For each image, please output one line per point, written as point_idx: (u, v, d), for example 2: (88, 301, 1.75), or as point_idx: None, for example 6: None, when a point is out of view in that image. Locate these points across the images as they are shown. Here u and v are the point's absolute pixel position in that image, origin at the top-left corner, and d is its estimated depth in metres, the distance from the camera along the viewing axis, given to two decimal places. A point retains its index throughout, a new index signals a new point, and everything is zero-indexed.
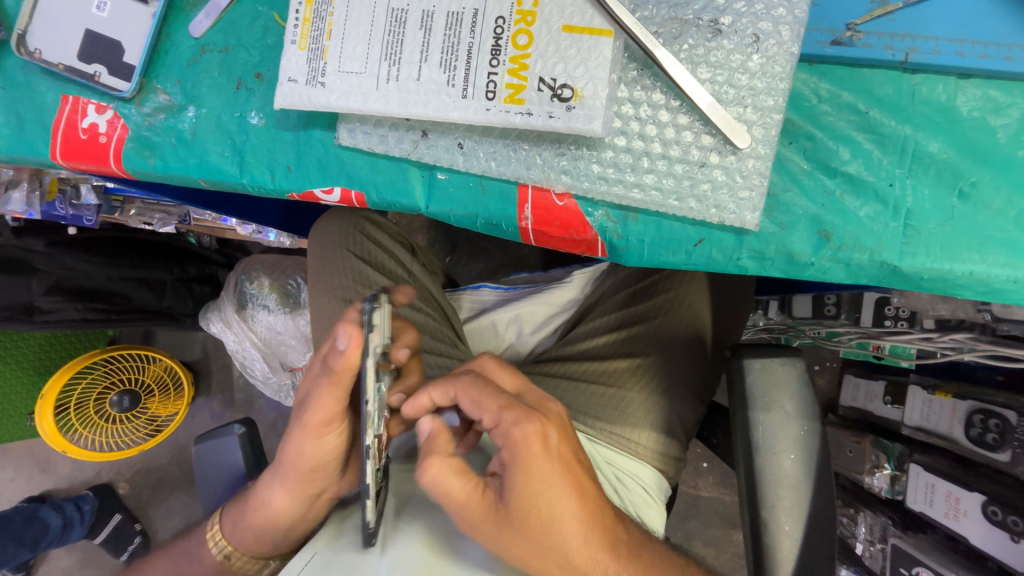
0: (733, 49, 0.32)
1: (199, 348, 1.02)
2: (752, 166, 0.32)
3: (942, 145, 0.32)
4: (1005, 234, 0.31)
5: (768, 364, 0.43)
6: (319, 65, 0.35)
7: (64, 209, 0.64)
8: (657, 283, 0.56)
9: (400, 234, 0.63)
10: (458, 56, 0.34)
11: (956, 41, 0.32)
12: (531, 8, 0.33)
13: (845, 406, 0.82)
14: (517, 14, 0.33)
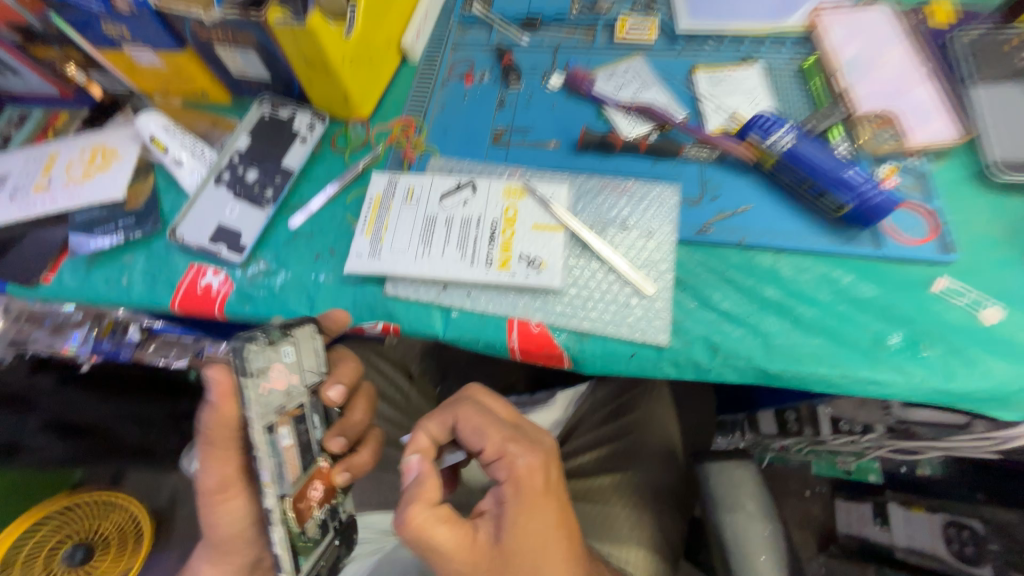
0: (636, 238, 0.54)
1: (167, 495, 1.04)
2: (659, 304, 0.50)
3: (776, 290, 0.51)
4: (828, 345, 0.48)
5: (726, 468, 0.59)
6: (377, 245, 0.54)
7: (108, 346, 0.74)
8: (629, 404, 0.71)
9: (400, 363, 0.84)
10: (468, 240, 0.53)
11: (768, 232, 0.54)
12: (514, 215, 0.54)
13: (844, 534, 0.97)
14: (505, 218, 0.54)
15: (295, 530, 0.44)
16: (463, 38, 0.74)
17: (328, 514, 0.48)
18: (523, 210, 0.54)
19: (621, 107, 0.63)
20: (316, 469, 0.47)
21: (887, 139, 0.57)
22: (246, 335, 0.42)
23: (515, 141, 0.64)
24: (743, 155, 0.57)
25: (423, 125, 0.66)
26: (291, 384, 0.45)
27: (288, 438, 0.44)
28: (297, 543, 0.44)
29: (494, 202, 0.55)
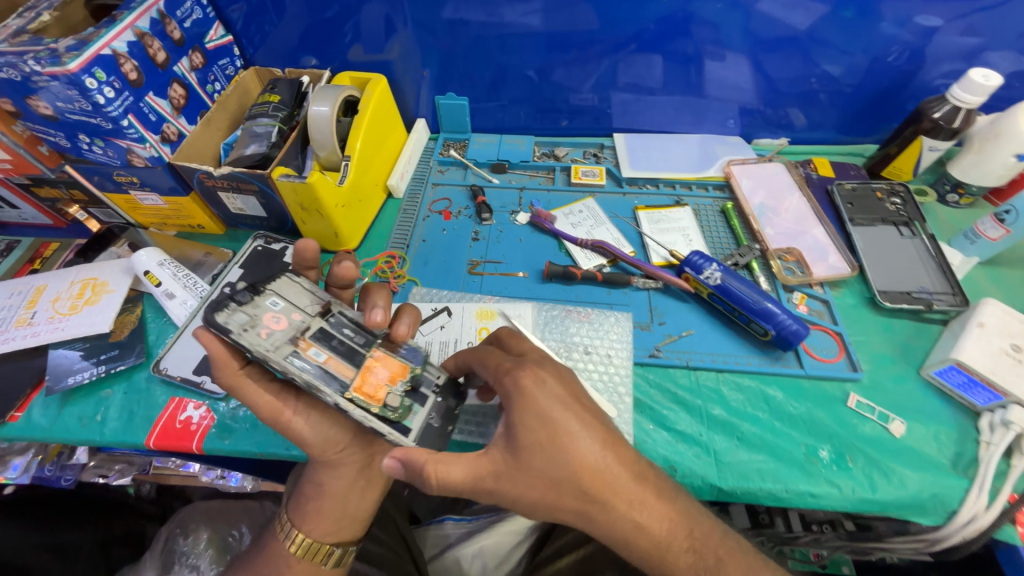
0: (597, 362, 0.61)
1: None
2: (621, 426, 0.56)
3: (722, 409, 0.58)
4: (770, 461, 0.54)
5: None
6: None
7: (52, 471, 0.76)
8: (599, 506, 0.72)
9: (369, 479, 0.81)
10: None
11: (711, 355, 0.62)
12: (487, 333, 0.63)
13: None
14: (481, 337, 0.62)
15: (375, 408, 0.42)
16: (442, 179, 0.85)
17: (413, 395, 0.45)
18: (494, 326, 0.64)
19: (579, 242, 0.73)
20: (370, 359, 0.44)
21: (799, 271, 0.68)
22: (259, 282, 0.44)
23: (488, 271, 0.72)
24: (682, 286, 0.67)
25: (406, 257, 0.73)
26: (292, 320, 0.43)
27: (330, 324, 0.45)
28: (382, 416, 0.43)
29: (468, 323, 0.64)
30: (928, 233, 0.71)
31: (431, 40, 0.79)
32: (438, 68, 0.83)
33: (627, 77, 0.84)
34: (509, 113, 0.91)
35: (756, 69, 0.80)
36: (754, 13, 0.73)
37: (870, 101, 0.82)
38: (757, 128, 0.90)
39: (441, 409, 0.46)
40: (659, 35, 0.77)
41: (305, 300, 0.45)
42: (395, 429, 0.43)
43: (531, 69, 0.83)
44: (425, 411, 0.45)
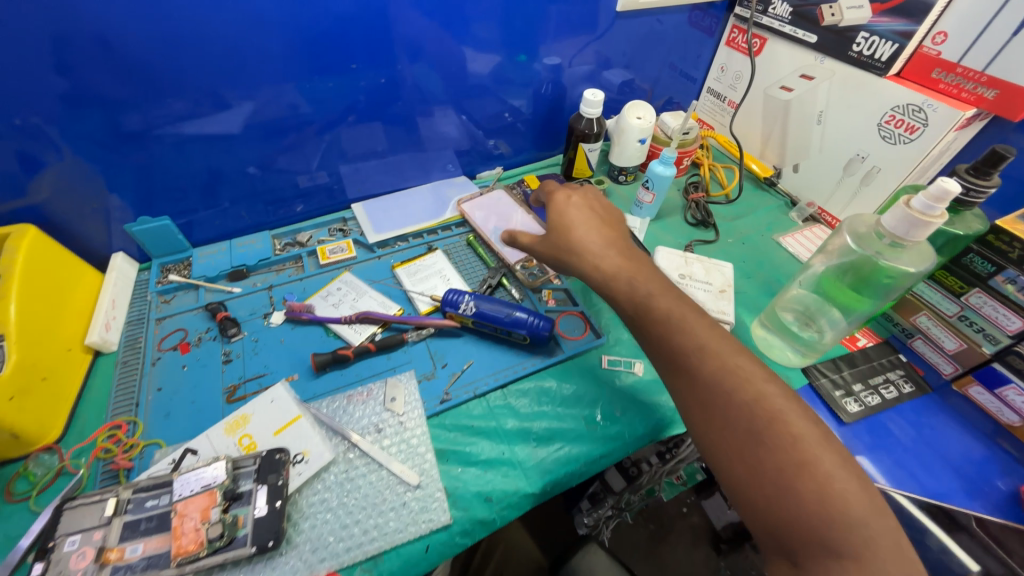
0: (391, 432, 0.59)
1: None
2: (430, 484, 0.55)
3: (514, 421, 0.63)
4: (565, 445, 0.60)
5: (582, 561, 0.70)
6: None
7: None
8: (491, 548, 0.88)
9: None
10: None
11: (493, 374, 0.67)
12: (250, 442, 0.57)
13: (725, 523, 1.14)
14: (245, 447, 0.57)
15: (200, 552, 0.48)
16: (167, 310, 0.73)
17: (235, 505, 0.51)
18: (254, 430, 0.58)
19: (344, 321, 0.71)
20: (176, 515, 0.49)
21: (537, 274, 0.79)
22: (45, 542, 0.48)
23: (250, 392, 0.64)
24: (450, 325, 0.71)
25: (138, 419, 0.60)
26: (93, 544, 0.48)
27: (130, 517, 0.50)
28: (213, 549, 0.48)
29: (222, 447, 0.56)
30: None
31: (116, 158, 0.68)
32: (135, 188, 0.72)
33: (353, 146, 0.86)
34: (232, 216, 0.84)
35: (461, 114, 0.92)
36: (441, 73, 0.83)
37: (546, 121, 1.03)
38: (476, 165, 1.04)
39: (269, 489, 0.52)
40: (366, 106, 0.81)
41: (84, 521, 0.50)
42: (228, 552, 0.48)
43: (251, 165, 0.79)
44: (250, 506, 0.51)
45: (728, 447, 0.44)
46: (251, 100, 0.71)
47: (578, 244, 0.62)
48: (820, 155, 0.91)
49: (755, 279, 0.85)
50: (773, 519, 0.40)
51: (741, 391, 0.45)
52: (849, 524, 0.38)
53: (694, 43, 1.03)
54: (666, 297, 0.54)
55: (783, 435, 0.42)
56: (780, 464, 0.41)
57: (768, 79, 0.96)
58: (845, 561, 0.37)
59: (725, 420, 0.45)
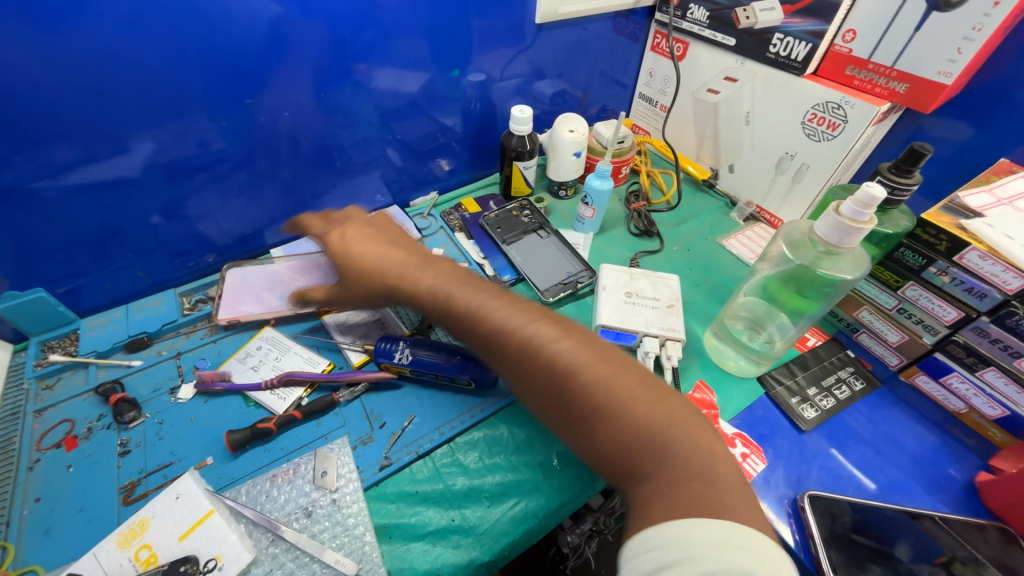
0: (323, 515, 0.52)
1: None
2: (370, 572, 0.49)
3: (463, 479, 0.57)
4: (522, 499, 0.55)
5: None
6: None
7: None
8: None
9: None
10: None
11: (437, 427, 0.61)
12: (149, 554, 0.48)
13: None
14: (143, 562, 0.48)
15: None
16: (50, 398, 0.63)
17: None
18: (154, 539, 0.49)
19: (264, 386, 0.63)
20: None
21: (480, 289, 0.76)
22: None
23: (154, 487, 0.55)
24: (386, 376, 0.64)
25: (8, 543, 0.50)
26: None
27: None
28: None
29: (114, 567, 0.47)
30: (554, 230, 0.88)
31: None
32: (4, 254, 0.61)
33: (270, 182, 0.78)
34: (128, 276, 0.74)
35: (389, 136, 0.86)
36: (361, 96, 0.77)
37: (477, 139, 0.98)
38: (409, 191, 0.98)
39: None
40: (278, 140, 0.74)
41: None
42: None
43: (152, 215, 0.69)
44: None
45: (568, 408, 0.44)
46: (141, 142, 0.62)
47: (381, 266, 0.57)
48: (752, 155, 0.91)
49: (703, 286, 0.84)
50: (622, 458, 0.41)
51: (554, 354, 0.45)
52: (662, 451, 0.40)
53: (620, 49, 1.01)
54: (488, 296, 0.51)
55: (598, 380, 0.43)
56: (611, 419, 0.41)
57: (694, 83, 0.95)
58: (658, 481, 0.39)
59: (550, 392, 0.45)
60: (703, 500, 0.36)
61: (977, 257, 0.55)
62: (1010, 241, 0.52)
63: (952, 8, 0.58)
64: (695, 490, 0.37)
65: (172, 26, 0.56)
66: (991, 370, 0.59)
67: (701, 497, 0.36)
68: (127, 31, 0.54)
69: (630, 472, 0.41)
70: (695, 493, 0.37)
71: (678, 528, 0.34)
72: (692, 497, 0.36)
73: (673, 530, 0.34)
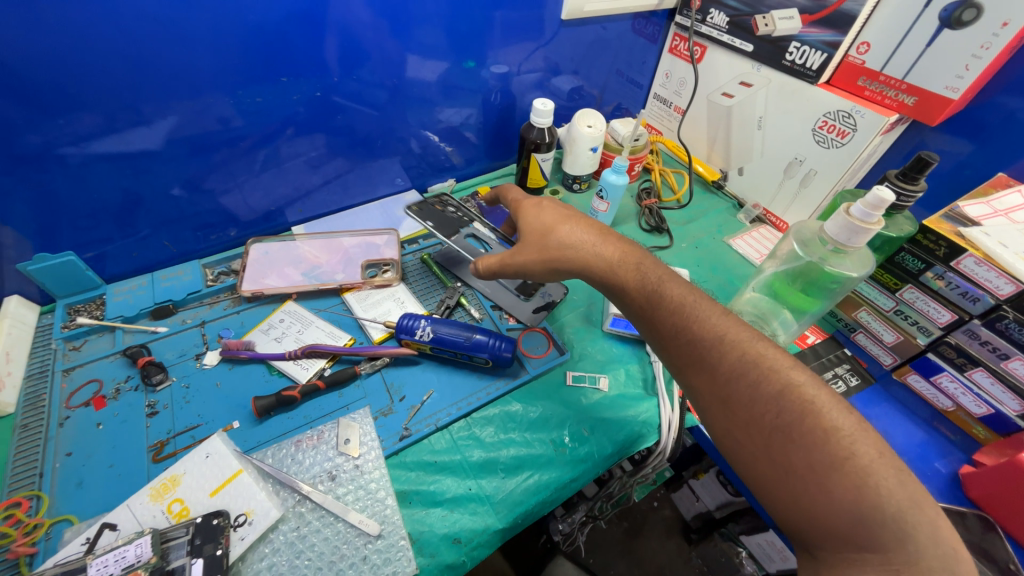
0: (347, 479, 0.55)
1: None
2: (392, 534, 0.51)
3: (480, 452, 0.60)
4: (535, 472, 0.58)
5: None
6: None
7: None
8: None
9: None
10: None
11: (455, 403, 0.64)
12: (181, 508, 0.50)
13: (692, 516, 1.15)
14: (176, 514, 0.50)
15: None
16: (77, 359, 0.65)
17: None
18: (186, 494, 0.51)
19: (288, 356, 0.65)
20: None
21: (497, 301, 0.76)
22: None
23: (182, 447, 0.57)
24: (406, 352, 0.67)
25: (43, 493, 0.52)
26: None
27: None
28: None
29: (148, 518, 0.50)
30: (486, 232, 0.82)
31: (14, 182, 0.59)
32: (32, 217, 0.63)
33: (293, 160, 0.80)
34: (152, 246, 0.75)
35: (411, 123, 0.88)
36: (385, 79, 0.78)
37: (495, 131, 1.00)
38: (427, 178, 1.00)
39: (207, 564, 0.46)
40: (305, 120, 0.75)
41: None
42: None
43: (176, 186, 0.71)
44: None
45: (754, 443, 0.41)
46: (171, 112, 0.64)
47: (582, 251, 0.58)
48: (762, 159, 0.94)
49: (709, 283, 0.87)
50: (818, 503, 0.37)
51: (762, 381, 0.42)
52: (880, 512, 0.35)
53: (638, 50, 1.04)
54: (680, 290, 0.51)
55: (810, 431, 0.39)
56: (817, 444, 0.38)
57: (710, 86, 0.98)
58: (873, 555, 0.35)
59: (750, 415, 0.42)
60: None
61: (973, 263, 0.58)
62: (1004, 250, 0.56)
63: (963, 26, 0.61)
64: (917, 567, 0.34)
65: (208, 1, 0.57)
66: (980, 371, 0.62)
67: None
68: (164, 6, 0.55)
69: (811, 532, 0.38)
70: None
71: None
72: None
73: None
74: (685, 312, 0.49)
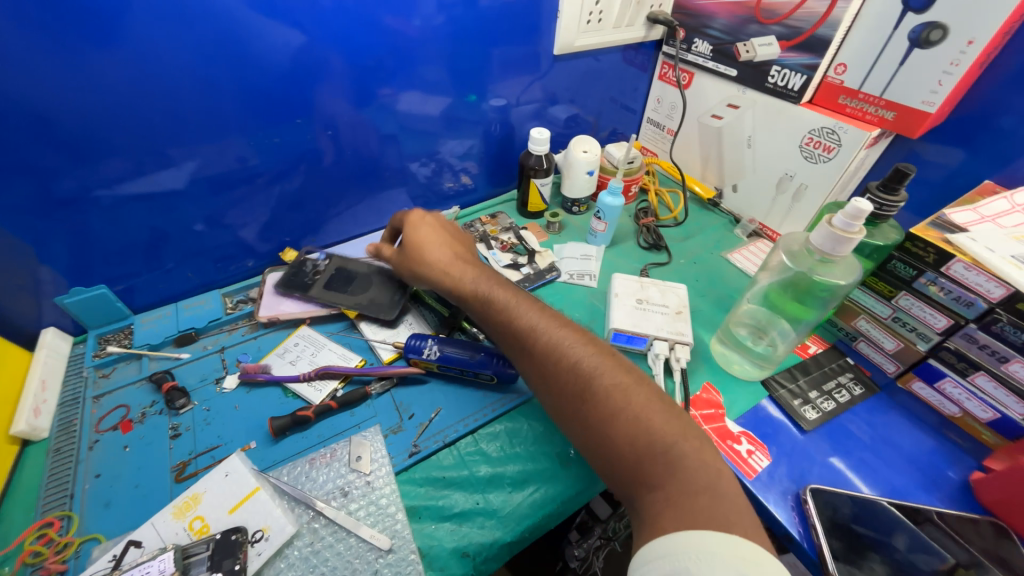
0: (358, 497, 0.57)
1: None
2: (402, 549, 0.53)
3: (486, 466, 0.61)
4: (541, 486, 0.60)
5: None
6: None
7: None
8: None
9: None
10: None
11: (462, 420, 0.66)
12: (202, 525, 0.53)
13: None
14: (197, 531, 0.52)
15: None
16: (106, 385, 0.69)
17: None
18: (207, 511, 0.54)
19: (303, 378, 0.68)
20: None
21: (499, 332, 0.77)
22: None
23: (202, 467, 0.60)
24: (414, 372, 0.70)
25: (73, 513, 0.55)
26: None
27: None
28: None
29: (171, 535, 0.52)
30: None
31: (50, 223, 0.65)
32: (68, 255, 0.68)
33: (304, 193, 0.85)
34: (176, 278, 0.80)
35: (413, 155, 0.93)
36: (388, 116, 0.84)
37: (496, 160, 1.06)
38: (433, 206, 1.05)
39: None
40: (317, 156, 0.81)
41: None
42: None
43: (197, 222, 0.76)
44: None
45: (568, 406, 0.51)
46: (194, 155, 0.70)
47: (458, 280, 0.68)
48: (754, 176, 0.98)
49: (709, 297, 0.89)
50: (607, 447, 0.47)
51: (570, 361, 0.53)
52: (662, 453, 0.44)
53: (630, 78, 1.10)
54: (508, 297, 0.62)
55: (615, 401, 0.48)
56: (602, 398, 0.49)
57: (700, 109, 1.03)
58: (654, 488, 0.42)
59: (561, 385, 0.52)
60: (694, 507, 0.39)
61: (962, 267, 0.60)
62: (991, 254, 0.57)
63: (932, 45, 0.65)
64: (697, 501, 0.39)
65: (226, 54, 0.63)
66: (982, 374, 0.63)
67: (691, 511, 0.39)
68: (188, 60, 0.62)
69: (631, 487, 0.44)
70: (694, 509, 0.39)
71: (682, 540, 0.36)
72: (685, 510, 0.39)
73: (649, 542, 0.38)
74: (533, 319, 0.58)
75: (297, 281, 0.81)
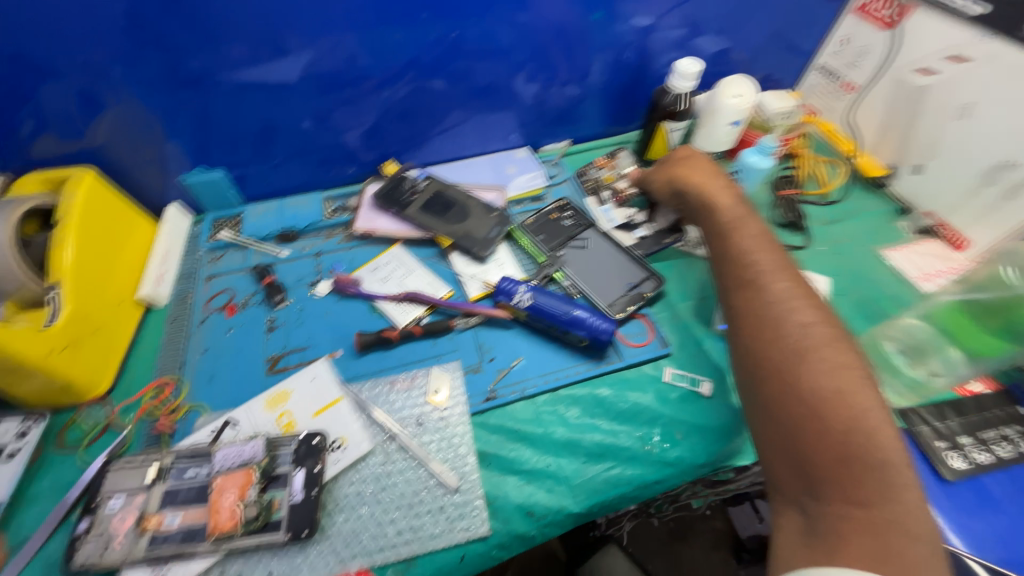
0: (433, 428, 0.56)
1: None
2: (468, 493, 0.52)
3: (563, 431, 0.58)
4: (617, 465, 0.55)
5: None
6: (161, 561, 0.46)
7: None
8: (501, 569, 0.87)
9: None
10: (273, 514, 0.48)
11: (543, 376, 0.62)
12: (289, 419, 0.55)
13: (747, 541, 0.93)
14: (283, 424, 0.55)
15: (234, 531, 0.47)
16: (216, 268, 0.72)
17: (271, 487, 0.50)
18: (294, 408, 0.56)
19: (391, 299, 0.67)
20: (215, 489, 0.48)
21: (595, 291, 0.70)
22: (93, 497, 0.49)
23: (292, 364, 0.62)
24: (501, 315, 0.65)
25: (182, 380, 0.60)
26: (135, 512, 0.48)
27: (172, 483, 0.49)
28: (248, 531, 0.47)
29: (262, 422, 0.55)
30: (597, 238, 0.76)
31: (175, 103, 0.65)
32: (190, 136, 0.69)
33: (411, 105, 0.79)
34: (284, 173, 0.80)
35: (531, 77, 0.83)
36: (510, 25, 0.74)
37: (621, 95, 0.92)
38: (541, 136, 0.94)
39: (309, 479, 0.50)
40: (430, 63, 0.74)
41: (123, 483, 0.50)
42: (261, 535, 0.47)
43: (304, 120, 0.74)
44: (285, 491, 0.50)
45: (770, 362, 0.42)
46: (311, 46, 0.66)
47: (706, 191, 0.58)
48: (953, 157, 0.76)
49: (848, 297, 0.74)
50: (803, 431, 0.38)
51: (800, 315, 0.43)
52: (876, 471, 0.35)
53: (809, 9, 0.87)
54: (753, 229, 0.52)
55: (838, 385, 0.38)
56: (826, 374, 0.39)
57: (906, 60, 0.80)
58: (854, 506, 0.34)
59: (774, 334, 0.43)
60: (896, 551, 0.32)
61: None
62: None
63: None
64: (910, 549, 0.32)
65: None
66: None
67: (891, 551, 0.32)
68: None
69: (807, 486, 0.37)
70: (898, 552, 0.32)
71: None
72: (884, 549, 0.32)
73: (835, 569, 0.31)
74: (766, 268, 0.48)
75: (395, 197, 0.78)
